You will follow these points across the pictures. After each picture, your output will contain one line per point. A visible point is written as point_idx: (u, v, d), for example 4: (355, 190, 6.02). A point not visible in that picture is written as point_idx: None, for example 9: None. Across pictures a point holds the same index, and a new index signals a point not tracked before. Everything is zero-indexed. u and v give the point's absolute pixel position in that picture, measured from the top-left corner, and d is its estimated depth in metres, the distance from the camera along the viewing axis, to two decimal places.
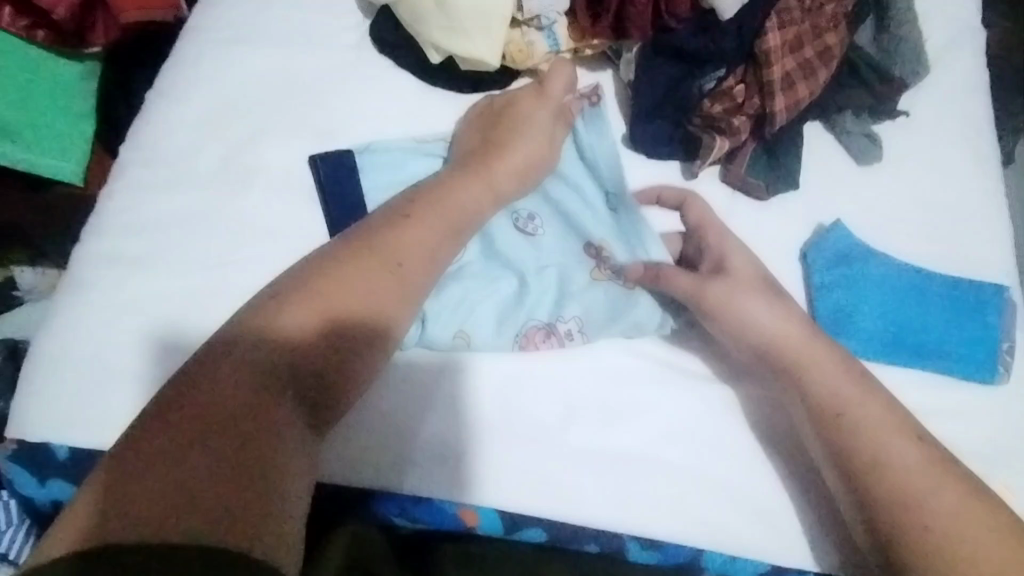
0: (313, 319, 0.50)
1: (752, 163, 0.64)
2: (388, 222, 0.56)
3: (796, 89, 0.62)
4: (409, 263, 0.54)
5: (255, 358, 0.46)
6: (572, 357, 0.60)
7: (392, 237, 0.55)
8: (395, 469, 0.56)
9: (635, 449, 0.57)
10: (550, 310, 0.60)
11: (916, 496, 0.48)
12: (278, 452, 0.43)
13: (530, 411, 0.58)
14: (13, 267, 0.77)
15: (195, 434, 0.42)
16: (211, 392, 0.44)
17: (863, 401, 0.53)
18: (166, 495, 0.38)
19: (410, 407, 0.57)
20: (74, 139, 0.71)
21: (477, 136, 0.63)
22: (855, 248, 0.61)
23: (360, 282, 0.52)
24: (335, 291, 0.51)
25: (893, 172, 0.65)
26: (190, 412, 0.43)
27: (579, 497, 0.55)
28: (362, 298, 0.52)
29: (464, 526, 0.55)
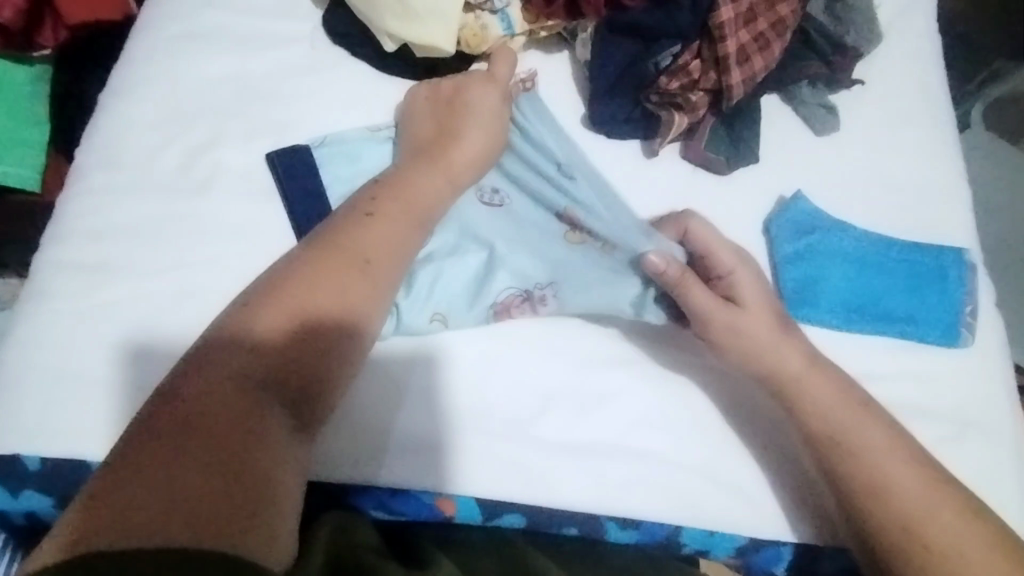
0: (279, 325, 0.49)
1: (712, 138, 0.64)
2: (354, 221, 0.55)
3: (751, 62, 0.62)
4: (377, 262, 0.54)
5: (239, 362, 0.47)
6: (546, 337, 0.60)
7: (362, 234, 0.54)
8: (369, 461, 0.55)
9: (611, 432, 0.57)
10: (524, 276, 0.60)
11: (906, 512, 0.47)
12: (262, 456, 0.43)
13: (502, 394, 0.58)
14: None
15: (177, 438, 0.42)
16: (185, 401, 0.44)
17: (827, 391, 0.53)
18: (151, 500, 0.38)
19: (380, 399, 0.56)
20: (30, 144, 0.69)
21: (431, 124, 0.63)
22: (816, 219, 0.62)
23: (329, 288, 0.51)
24: (306, 289, 0.51)
25: (850, 140, 0.66)
26: (169, 419, 0.43)
27: (557, 479, 0.55)
28: (335, 295, 0.51)
29: (441, 516, 0.55)
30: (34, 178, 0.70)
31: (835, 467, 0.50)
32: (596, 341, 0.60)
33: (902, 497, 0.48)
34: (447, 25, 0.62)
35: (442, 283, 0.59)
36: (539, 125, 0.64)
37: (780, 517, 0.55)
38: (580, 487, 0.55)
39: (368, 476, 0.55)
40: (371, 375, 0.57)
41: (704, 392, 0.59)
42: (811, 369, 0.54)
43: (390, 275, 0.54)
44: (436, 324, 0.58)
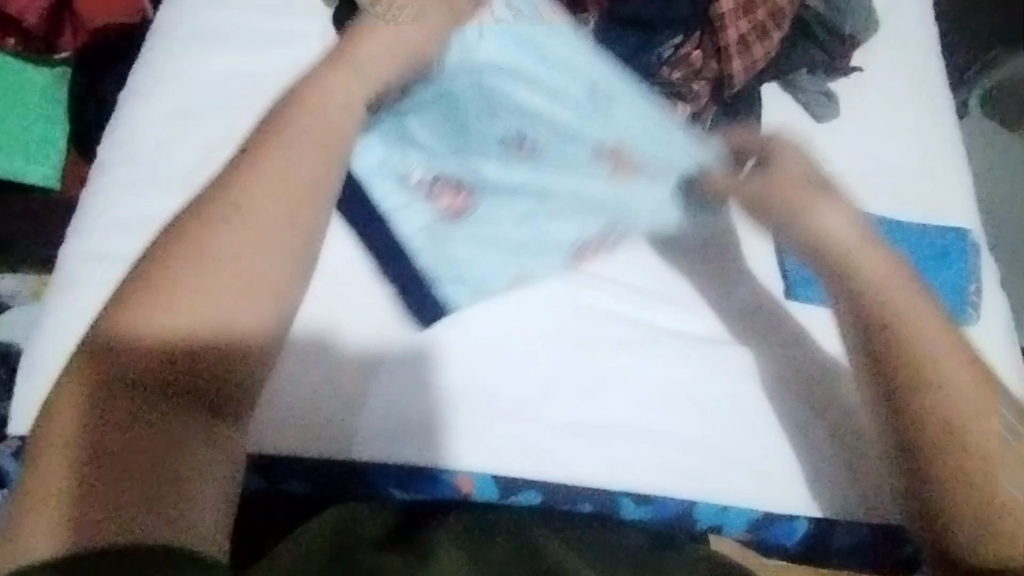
0: (188, 310, 0.46)
1: (715, 124, 0.65)
2: (233, 176, 0.51)
3: (752, 50, 0.64)
4: (283, 202, 0.51)
5: (138, 345, 0.45)
6: (559, 322, 0.62)
7: (253, 178, 0.50)
8: (391, 442, 0.57)
9: (621, 414, 0.59)
10: (598, 226, 0.64)
11: (967, 450, 0.48)
12: (182, 446, 0.44)
13: (513, 374, 0.60)
14: None
15: (88, 436, 0.42)
16: (107, 393, 0.44)
17: (904, 301, 0.53)
18: (75, 503, 0.40)
19: (394, 385, 0.59)
20: (49, 143, 0.72)
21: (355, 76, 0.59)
22: None
23: (228, 245, 0.48)
24: (205, 241, 0.48)
25: (850, 124, 0.68)
26: (95, 416, 0.43)
27: (572, 457, 0.58)
28: (235, 242, 0.48)
29: (459, 495, 0.57)
30: (53, 176, 0.72)
31: (907, 399, 0.50)
32: (596, 326, 0.62)
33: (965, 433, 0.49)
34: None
35: (491, 234, 0.62)
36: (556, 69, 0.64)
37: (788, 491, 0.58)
38: (588, 464, 0.58)
39: (388, 455, 0.57)
40: (391, 360, 0.60)
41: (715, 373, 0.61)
42: (877, 260, 0.55)
43: (301, 213, 0.52)
44: (448, 311, 0.61)
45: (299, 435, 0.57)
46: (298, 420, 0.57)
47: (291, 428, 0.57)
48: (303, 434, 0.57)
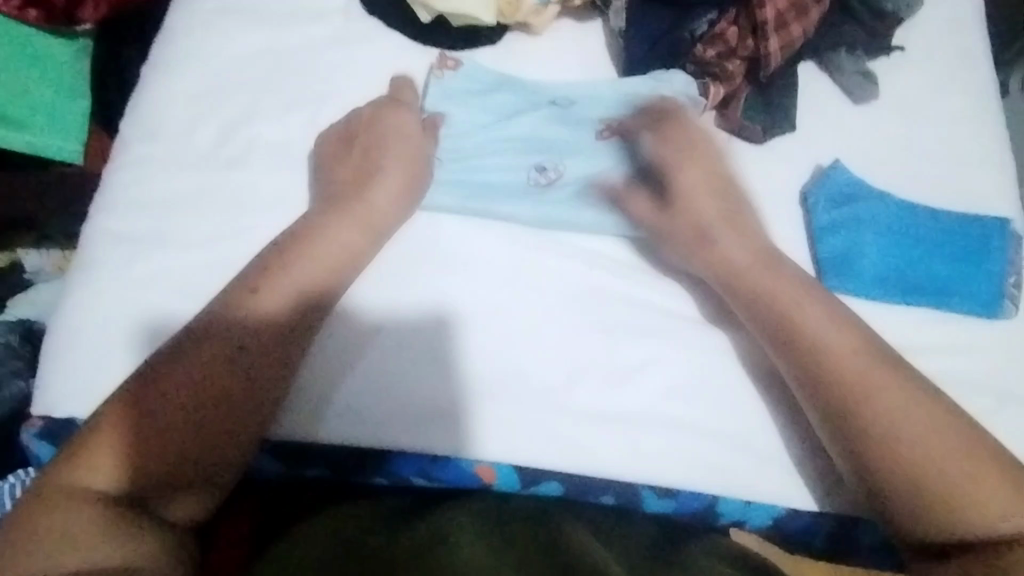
0: (234, 322, 0.51)
1: (747, 107, 0.64)
2: (323, 216, 0.57)
3: (790, 29, 0.61)
4: (333, 263, 0.56)
5: (228, 340, 0.51)
6: (578, 315, 0.60)
7: (327, 235, 0.56)
8: (405, 430, 0.56)
9: (641, 400, 0.58)
10: (619, 109, 0.64)
11: (913, 447, 0.47)
12: (162, 430, 0.48)
13: (530, 354, 0.58)
14: (17, 251, 0.77)
15: (175, 409, 0.48)
16: (170, 381, 0.49)
17: (820, 326, 0.52)
18: (162, 457, 0.47)
19: (413, 362, 0.57)
20: (70, 117, 0.69)
21: (389, 209, 0.59)
22: (855, 187, 0.61)
23: (290, 285, 0.53)
24: (319, 253, 0.55)
25: (891, 107, 0.65)
26: (149, 403, 0.48)
27: (592, 448, 0.56)
28: (337, 254, 0.56)
29: (479, 484, 0.55)
30: (77, 152, 0.70)
31: (846, 414, 0.49)
32: (612, 313, 0.60)
33: (906, 435, 0.48)
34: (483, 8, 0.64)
35: (477, 206, 0.62)
36: (583, 93, 0.65)
37: (821, 490, 0.56)
38: (608, 449, 0.56)
39: (397, 441, 0.56)
40: (399, 347, 0.58)
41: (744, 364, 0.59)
42: (788, 288, 0.55)
43: (351, 266, 0.57)
44: (469, 291, 0.60)
45: (311, 418, 0.56)
46: (312, 400, 0.56)
47: (300, 409, 0.56)
48: (315, 415, 0.56)
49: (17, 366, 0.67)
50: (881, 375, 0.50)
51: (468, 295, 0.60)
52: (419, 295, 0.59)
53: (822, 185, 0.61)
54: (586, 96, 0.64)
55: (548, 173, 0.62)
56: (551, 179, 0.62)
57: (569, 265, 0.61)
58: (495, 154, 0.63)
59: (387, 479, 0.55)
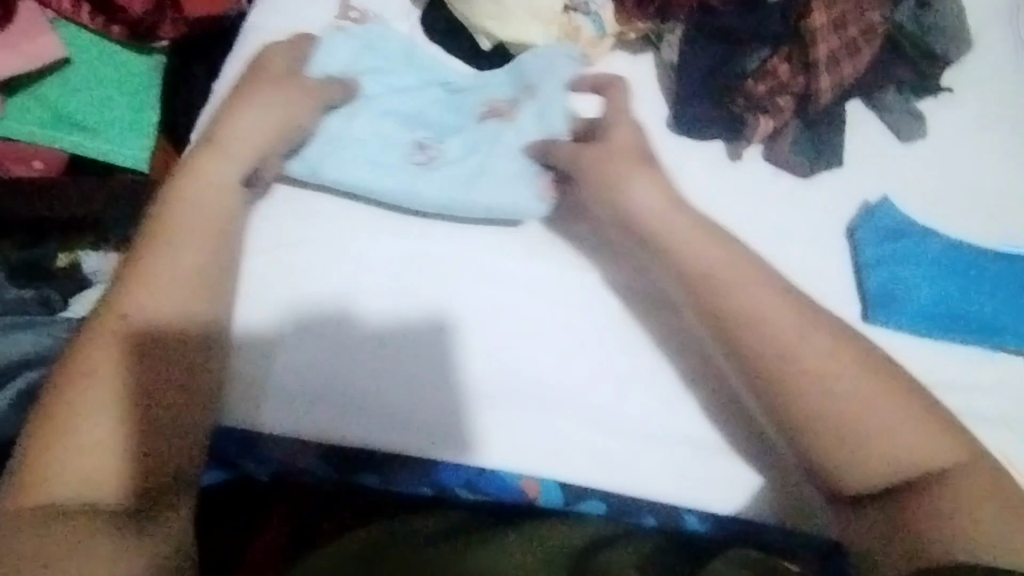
0: (160, 309, 0.52)
1: (795, 142, 0.65)
2: (219, 150, 0.59)
3: (841, 67, 0.64)
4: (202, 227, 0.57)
5: (127, 341, 0.51)
6: (627, 338, 0.60)
7: (200, 181, 0.58)
8: (457, 440, 0.56)
9: (687, 425, 0.57)
10: (525, 110, 0.64)
11: (858, 414, 0.50)
12: (89, 428, 0.47)
13: (495, 339, 0.59)
14: (78, 250, 0.70)
15: (79, 407, 0.48)
16: (98, 395, 0.48)
17: (738, 284, 0.54)
18: (94, 456, 0.46)
19: (391, 345, 0.59)
20: (140, 127, 0.72)
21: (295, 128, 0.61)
22: (904, 224, 0.63)
23: (168, 262, 0.54)
24: (206, 196, 0.58)
25: (937, 147, 0.67)
26: (100, 419, 0.47)
27: (638, 469, 0.56)
28: (200, 218, 0.57)
29: (525, 499, 0.55)
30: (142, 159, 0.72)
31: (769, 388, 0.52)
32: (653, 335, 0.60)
33: (868, 414, 0.50)
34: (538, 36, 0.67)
35: (460, 181, 0.61)
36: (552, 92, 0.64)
37: None
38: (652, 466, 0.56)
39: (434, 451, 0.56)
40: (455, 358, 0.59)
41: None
42: (721, 261, 0.56)
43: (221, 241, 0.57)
44: (490, 300, 0.60)
45: (361, 424, 0.57)
46: (338, 401, 0.57)
47: (330, 407, 0.57)
48: (355, 420, 0.57)
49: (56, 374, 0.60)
50: (817, 349, 0.52)
51: (478, 298, 0.60)
52: (405, 281, 0.61)
53: (872, 219, 0.63)
54: (523, 79, 0.65)
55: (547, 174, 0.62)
56: (551, 179, 0.62)
57: (618, 283, 0.61)
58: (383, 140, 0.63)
59: (431, 488, 0.55)
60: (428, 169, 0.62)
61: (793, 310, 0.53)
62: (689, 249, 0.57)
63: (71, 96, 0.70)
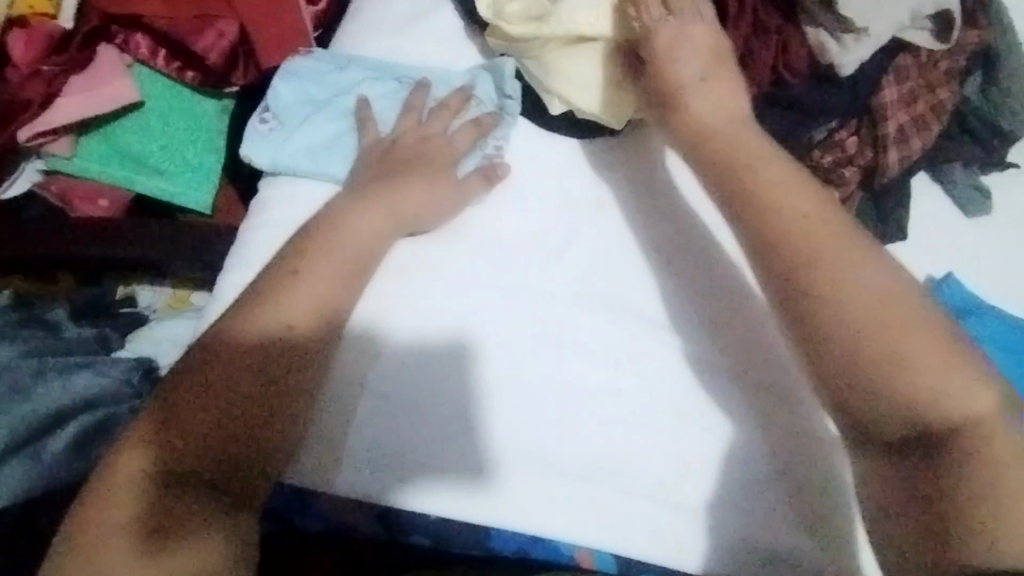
0: (263, 326, 0.53)
1: (861, 214, 0.65)
2: (353, 201, 0.59)
3: (910, 142, 0.63)
4: (357, 268, 0.57)
5: (228, 367, 0.51)
6: (688, 411, 0.58)
7: (350, 227, 0.58)
8: (514, 508, 0.55)
9: (750, 500, 0.56)
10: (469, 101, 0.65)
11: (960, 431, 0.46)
12: (190, 450, 0.49)
13: (546, 384, 0.58)
14: (133, 284, 0.82)
15: (184, 429, 0.49)
16: (213, 378, 0.51)
17: (840, 260, 0.50)
18: (188, 469, 0.49)
19: (425, 388, 0.57)
20: (203, 170, 0.73)
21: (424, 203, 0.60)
22: (968, 302, 0.61)
23: (303, 298, 0.54)
24: (328, 238, 0.57)
25: (1003, 222, 0.66)
26: (199, 395, 0.50)
27: (695, 544, 0.55)
28: (353, 240, 0.58)
29: (578, 568, 0.54)
30: (205, 203, 0.74)
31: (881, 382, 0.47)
32: (745, 403, 0.58)
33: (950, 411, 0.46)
34: (707, 84, 0.57)
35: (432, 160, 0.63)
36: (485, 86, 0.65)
37: None
38: (718, 532, 0.55)
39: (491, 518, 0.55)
40: (512, 424, 0.57)
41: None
42: (808, 220, 0.51)
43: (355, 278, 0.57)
44: (548, 355, 0.59)
45: (416, 488, 0.56)
46: (385, 457, 0.56)
47: (379, 463, 0.56)
48: (412, 480, 0.56)
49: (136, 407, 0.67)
50: (911, 338, 0.47)
51: (538, 349, 0.59)
52: (436, 326, 0.59)
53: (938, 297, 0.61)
54: (453, 77, 0.66)
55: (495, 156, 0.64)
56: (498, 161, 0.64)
57: (676, 348, 0.60)
58: (324, 140, 0.64)
59: (482, 551, 0.55)
60: (320, 165, 0.63)
61: (880, 288, 0.49)
62: (815, 268, 0.49)
63: (141, 137, 0.71)
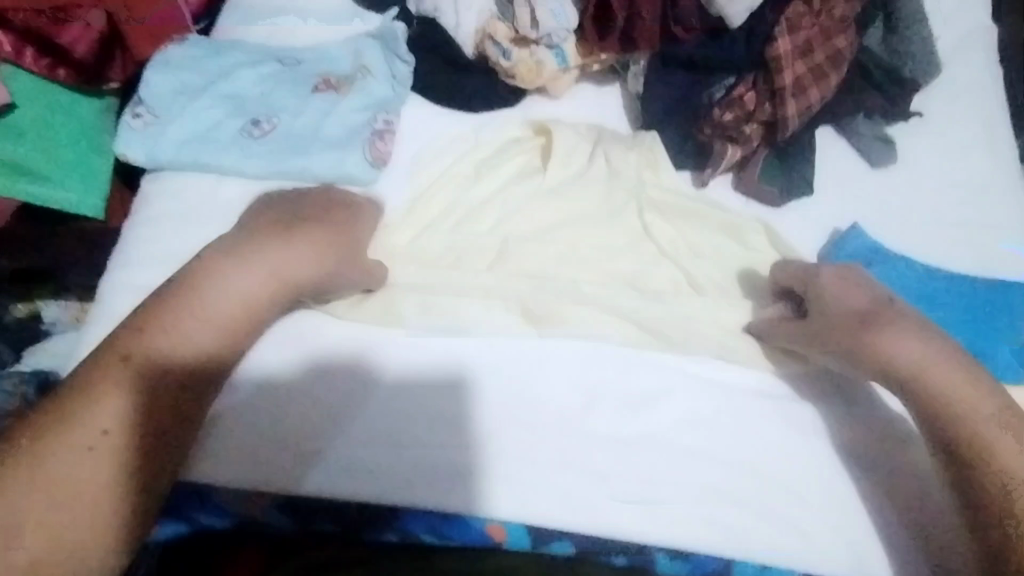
0: (95, 455, 0.50)
1: (764, 170, 0.65)
2: (272, 225, 0.60)
3: (808, 94, 0.63)
4: (221, 356, 0.56)
5: (130, 409, 0.52)
6: (594, 386, 0.61)
7: (218, 289, 0.56)
8: (430, 484, 0.58)
9: (664, 464, 0.59)
10: (345, 70, 0.69)
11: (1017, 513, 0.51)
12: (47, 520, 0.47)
13: (499, 388, 0.61)
14: (37, 301, 0.76)
15: (50, 493, 0.48)
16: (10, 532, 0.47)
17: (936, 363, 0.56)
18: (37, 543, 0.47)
19: (361, 399, 0.60)
20: (93, 174, 0.69)
21: (328, 280, 0.59)
22: (873, 249, 0.62)
23: (143, 399, 0.52)
24: (193, 288, 0.56)
25: (908, 171, 0.66)
26: (84, 459, 0.50)
27: (603, 514, 0.57)
28: (246, 293, 0.57)
29: (491, 541, 0.57)
30: (97, 207, 0.69)
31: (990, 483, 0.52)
32: (662, 376, 0.61)
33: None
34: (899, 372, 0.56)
35: (320, 114, 0.66)
36: (373, 53, 0.69)
37: (850, 560, 0.57)
38: (626, 508, 0.57)
39: (442, 504, 0.57)
40: (426, 405, 0.60)
41: (773, 425, 0.60)
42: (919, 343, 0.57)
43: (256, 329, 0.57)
44: (488, 347, 0.62)
45: (331, 472, 0.58)
46: (319, 456, 0.58)
47: (307, 461, 0.58)
48: (327, 471, 0.58)
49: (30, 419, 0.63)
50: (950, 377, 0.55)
51: (490, 347, 0.62)
52: (334, 340, 0.62)
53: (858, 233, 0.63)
54: (323, 54, 0.69)
55: (384, 139, 0.65)
56: (385, 130, 0.66)
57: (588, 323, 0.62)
58: (201, 127, 0.65)
59: (399, 535, 0.58)
60: (209, 147, 0.64)
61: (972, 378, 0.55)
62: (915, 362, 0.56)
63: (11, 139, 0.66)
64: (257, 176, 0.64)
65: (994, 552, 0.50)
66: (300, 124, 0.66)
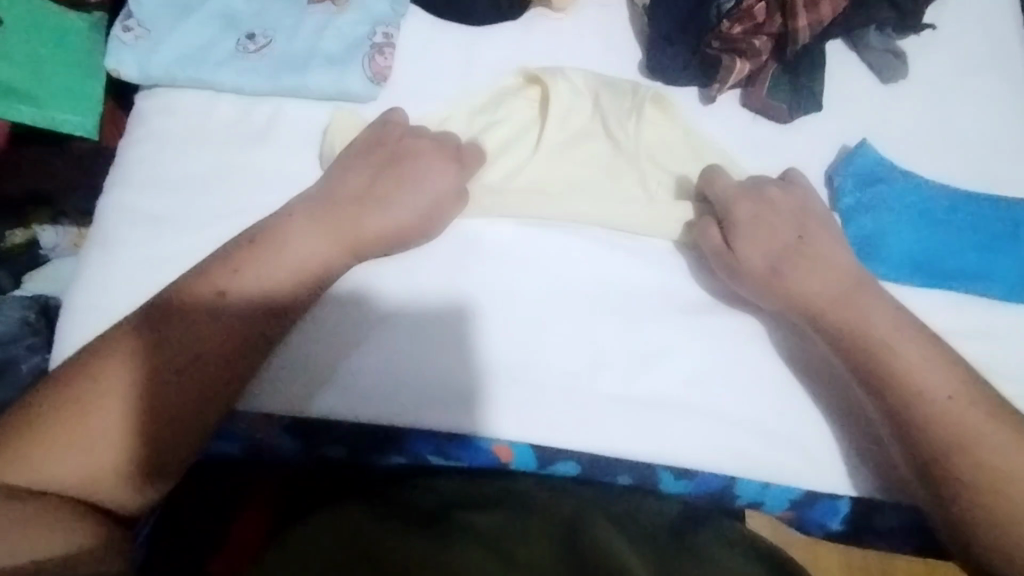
0: (146, 371, 0.50)
1: (773, 87, 0.64)
2: (348, 172, 0.59)
3: (819, 6, 0.61)
4: (285, 306, 0.55)
5: (187, 340, 0.52)
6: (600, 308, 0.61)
7: (289, 247, 0.55)
8: (434, 407, 0.57)
9: (670, 387, 0.59)
10: None
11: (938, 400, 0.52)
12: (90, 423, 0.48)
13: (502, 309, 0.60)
14: (34, 226, 0.74)
15: (100, 402, 0.49)
16: (52, 456, 0.47)
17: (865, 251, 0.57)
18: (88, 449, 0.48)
19: (364, 325, 0.59)
20: (85, 91, 0.66)
21: (404, 230, 0.58)
22: (879, 167, 0.61)
23: (203, 329, 0.52)
24: (266, 242, 0.55)
25: (919, 87, 0.65)
26: (131, 372, 0.50)
27: (608, 435, 0.57)
28: (324, 240, 0.56)
29: (498, 462, 0.58)
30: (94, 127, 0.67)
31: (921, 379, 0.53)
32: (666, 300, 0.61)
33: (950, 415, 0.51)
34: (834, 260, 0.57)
35: (318, 29, 0.64)
36: None
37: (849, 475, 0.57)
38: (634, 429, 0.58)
39: (447, 427, 0.57)
40: (431, 329, 0.59)
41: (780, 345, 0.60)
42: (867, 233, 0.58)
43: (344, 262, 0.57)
44: (493, 271, 0.61)
45: (333, 393, 0.58)
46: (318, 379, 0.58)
47: (319, 387, 0.58)
48: (333, 398, 0.58)
49: (32, 342, 0.67)
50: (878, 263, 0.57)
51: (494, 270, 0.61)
52: None
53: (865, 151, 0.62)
54: None
55: (384, 54, 0.64)
56: (384, 43, 0.64)
57: (592, 248, 0.62)
58: (194, 43, 0.63)
59: (406, 457, 0.59)
60: (203, 66, 0.62)
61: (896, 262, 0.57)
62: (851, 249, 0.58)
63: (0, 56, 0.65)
64: (255, 93, 0.63)
65: (973, 457, 0.50)
66: (296, 40, 0.64)
